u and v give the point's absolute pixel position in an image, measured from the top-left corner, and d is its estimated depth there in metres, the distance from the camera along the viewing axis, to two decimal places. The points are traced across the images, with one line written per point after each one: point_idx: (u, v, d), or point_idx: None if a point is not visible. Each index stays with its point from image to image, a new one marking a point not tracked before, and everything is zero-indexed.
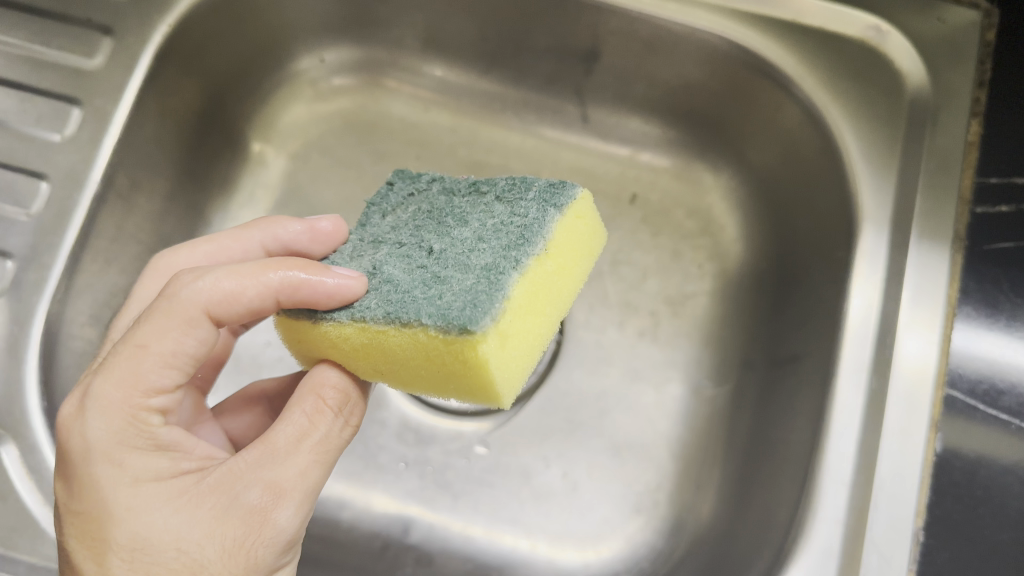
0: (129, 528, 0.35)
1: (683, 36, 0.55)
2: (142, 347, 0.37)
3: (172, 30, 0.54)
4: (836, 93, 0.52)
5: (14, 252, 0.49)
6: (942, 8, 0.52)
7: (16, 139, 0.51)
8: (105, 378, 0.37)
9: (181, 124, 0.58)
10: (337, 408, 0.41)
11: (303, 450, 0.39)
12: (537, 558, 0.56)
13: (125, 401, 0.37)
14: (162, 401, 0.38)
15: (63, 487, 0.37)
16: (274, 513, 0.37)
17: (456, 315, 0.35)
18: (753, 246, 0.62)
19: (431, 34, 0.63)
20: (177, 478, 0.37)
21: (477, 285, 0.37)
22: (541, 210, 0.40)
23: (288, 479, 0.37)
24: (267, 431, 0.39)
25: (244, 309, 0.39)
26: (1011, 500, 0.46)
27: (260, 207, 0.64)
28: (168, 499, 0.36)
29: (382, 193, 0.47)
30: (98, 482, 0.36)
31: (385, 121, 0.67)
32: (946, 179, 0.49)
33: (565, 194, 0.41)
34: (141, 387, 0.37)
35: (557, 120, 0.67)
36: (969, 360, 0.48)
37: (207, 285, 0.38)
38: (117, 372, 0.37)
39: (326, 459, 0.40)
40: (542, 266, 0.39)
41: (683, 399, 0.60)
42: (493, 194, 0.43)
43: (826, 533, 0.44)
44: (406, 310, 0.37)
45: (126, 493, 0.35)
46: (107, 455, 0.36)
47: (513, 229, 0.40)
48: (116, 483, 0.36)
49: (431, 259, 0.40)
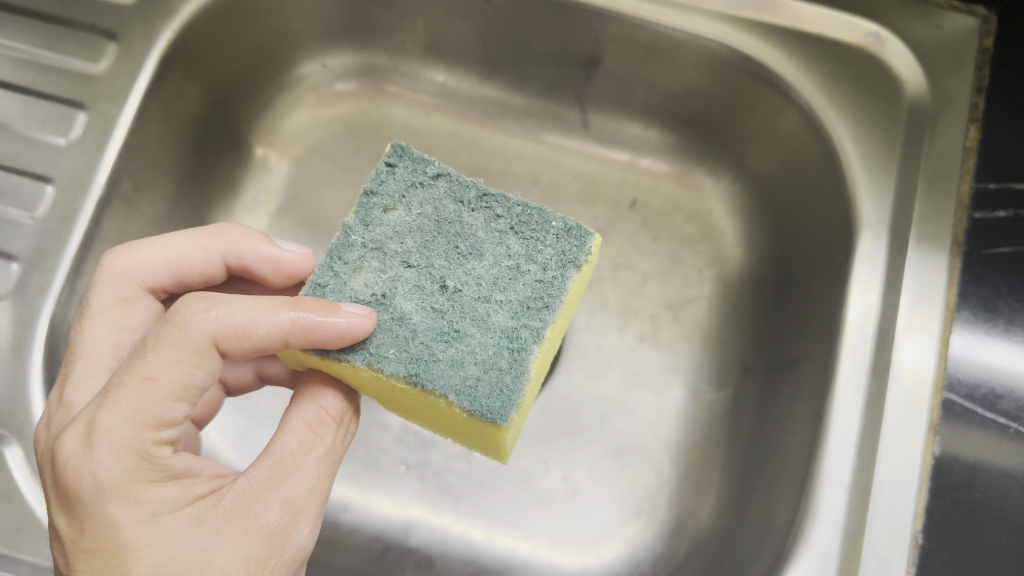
0: (151, 563, 0.34)
1: (683, 42, 0.56)
2: (151, 379, 0.35)
3: (177, 35, 0.54)
4: (835, 99, 0.52)
5: (19, 255, 0.49)
6: (940, 15, 0.52)
7: (22, 143, 0.52)
8: (110, 413, 0.35)
9: (184, 128, 0.58)
10: (339, 418, 0.41)
11: (312, 463, 0.39)
12: (538, 561, 0.56)
13: (135, 436, 0.35)
14: (170, 432, 0.36)
15: (65, 522, 0.35)
16: (294, 531, 0.37)
17: (482, 402, 0.39)
18: (753, 251, 0.62)
19: (433, 40, 0.64)
20: (193, 505, 0.36)
21: (499, 359, 0.40)
22: (560, 267, 0.42)
23: (302, 495, 0.38)
24: (271, 445, 0.39)
25: (251, 346, 0.37)
26: (1010, 504, 0.46)
27: (262, 211, 0.65)
28: (188, 527, 0.35)
29: (382, 177, 0.43)
30: (111, 521, 0.34)
31: (387, 126, 0.68)
32: (944, 184, 0.50)
33: (582, 249, 0.42)
34: (151, 420, 0.35)
35: (558, 125, 0.67)
36: (968, 364, 0.48)
37: (217, 317, 0.37)
38: (121, 405, 0.35)
39: (333, 471, 0.40)
40: (556, 323, 0.41)
41: (683, 403, 0.60)
42: (508, 222, 0.42)
43: (825, 536, 0.44)
44: (430, 378, 0.39)
45: (144, 528, 0.34)
46: (120, 491, 0.34)
47: (530, 284, 0.41)
48: (132, 519, 0.34)
49: (446, 300, 0.41)
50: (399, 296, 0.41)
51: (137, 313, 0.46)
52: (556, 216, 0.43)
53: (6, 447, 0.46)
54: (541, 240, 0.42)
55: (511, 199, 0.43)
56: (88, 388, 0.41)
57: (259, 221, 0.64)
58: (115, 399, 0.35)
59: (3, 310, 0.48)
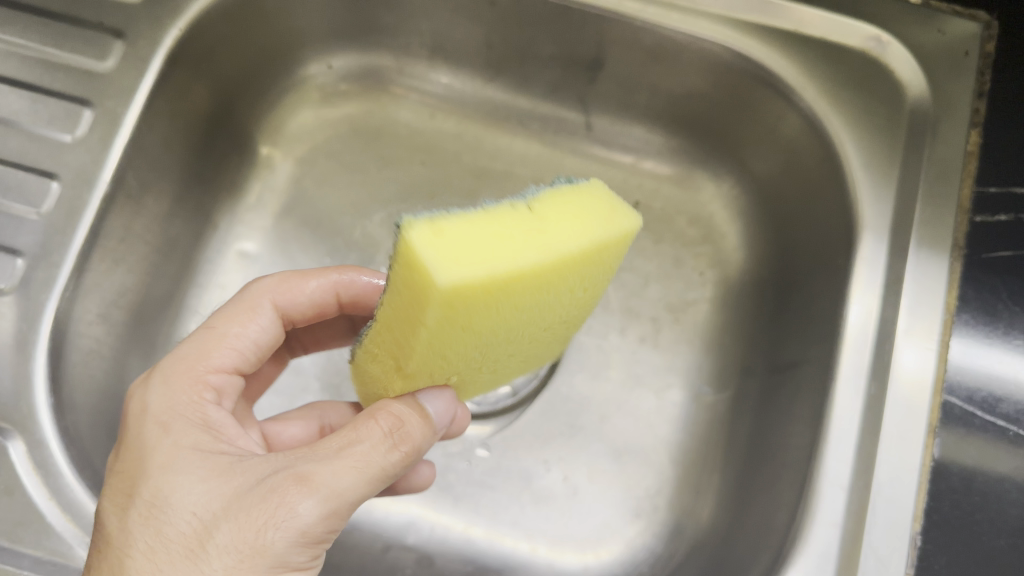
0: (156, 485, 0.37)
1: (686, 45, 0.56)
2: (211, 328, 0.46)
3: (183, 34, 0.54)
4: (837, 103, 0.53)
5: (25, 251, 0.50)
6: (942, 20, 0.53)
7: (29, 139, 0.52)
8: (171, 357, 0.44)
9: (189, 127, 0.59)
10: (392, 429, 0.39)
11: (343, 455, 0.37)
12: (537, 561, 0.56)
13: (191, 370, 0.43)
14: (217, 379, 0.44)
15: (114, 453, 0.40)
16: (295, 502, 0.35)
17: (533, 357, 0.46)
18: (754, 254, 0.63)
19: (438, 42, 0.64)
20: (215, 456, 0.38)
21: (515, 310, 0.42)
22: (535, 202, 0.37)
23: (318, 472, 0.36)
24: (319, 440, 0.39)
25: (307, 304, 0.50)
26: (1008, 506, 0.46)
27: (267, 210, 0.65)
28: (198, 466, 0.37)
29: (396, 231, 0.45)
30: (144, 442, 0.39)
31: (392, 127, 0.68)
32: (945, 189, 0.50)
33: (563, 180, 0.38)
34: (209, 363, 0.44)
35: (561, 128, 0.67)
36: (968, 369, 0.48)
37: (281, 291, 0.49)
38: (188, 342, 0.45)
39: (367, 472, 0.38)
40: (511, 215, 0.33)
41: (683, 405, 0.60)
42: None
43: (824, 536, 0.44)
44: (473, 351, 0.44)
45: (166, 452, 0.38)
46: (157, 418, 0.40)
47: None
48: (158, 443, 0.39)
49: None
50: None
51: (259, 322, 0.47)
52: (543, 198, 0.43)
53: (9, 440, 0.46)
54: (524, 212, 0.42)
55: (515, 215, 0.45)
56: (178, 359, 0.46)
57: (264, 220, 0.65)
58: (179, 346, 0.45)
59: (8, 305, 0.49)
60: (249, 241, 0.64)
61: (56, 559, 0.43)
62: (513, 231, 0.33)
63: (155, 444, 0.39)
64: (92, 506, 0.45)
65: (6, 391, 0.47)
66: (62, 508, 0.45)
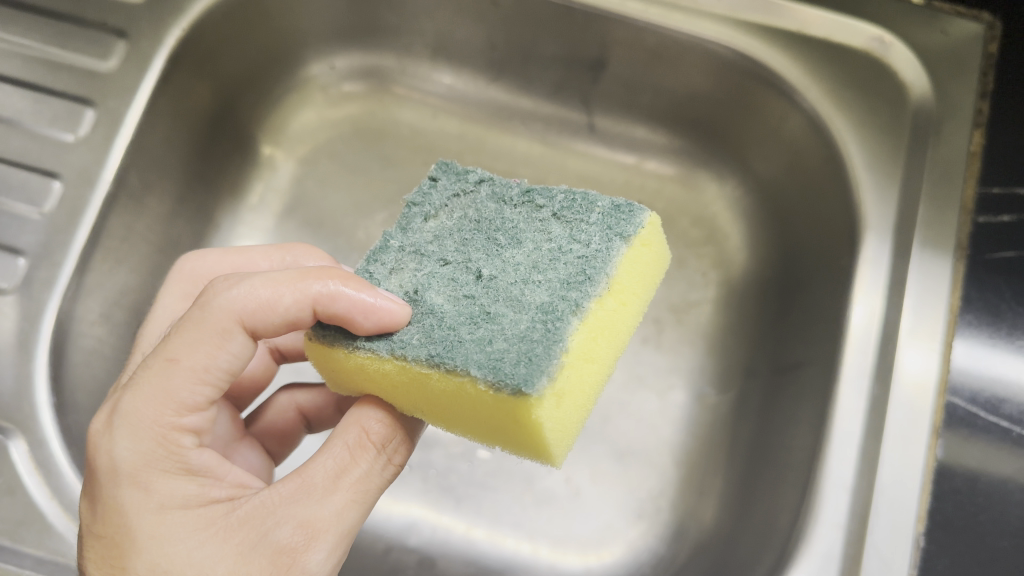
0: (151, 559, 0.34)
1: (689, 46, 0.56)
2: (172, 362, 0.36)
3: (185, 34, 0.54)
4: (840, 104, 0.53)
5: (27, 250, 0.50)
6: (946, 20, 0.53)
7: (31, 139, 0.52)
8: (137, 397, 0.36)
9: (192, 127, 0.59)
10: (382, 445, 0.38)
11: (342, 489, 0.36)
12: (539, 562, 0.56)
13: (156, 420, 0.35)
14: (193, 420, 0.36)
15: (88, 505, 0.36)
16: (305, 555, 0.35)
17: (510, 373, 0.33)
18: (756, 255, 0.62)
19: (441, 42, 0.64)
20: (204, 508, 0.35)
21: (532, 333, 0.34)
22: (604, 239, 0.37)
23: (323, 519, 0.36)
24: (307, 463, 0.37)
25: (280, 319, 0.36)
26: (1012, 507, 0.46)
27: (270, 210, 0.65)
28: (194, 530, 0.34)
29: (423, 189, 0.41)
30: (122, 505, 0.35)
31: (395, 127, 0.68)
32: (948, 190, 0.50)
33: (632, 223, 0.38)
34: (174, 405, 0.35)
35: (564, 128, 0.67)
36: (971, 370, 0.48)
37: (242, 293, 0.37)
38: (145, 389, 0.36)
39: (364, 501, 0.37)
40: (601, 304, 0.36)
41: (686, 406, 0.60)
42: (550, 209, 0.39)
43: (827, 537, 0.44)
44: (452, 356, 0.34)
45: (152, 520, 0.34)
46: (133, 479, 0.35)
47: (572, 258, 0.36)
48: (142, 509, 0.34)
49: (480, 287, 0.36)
50: (431, 291, 0.37)
51: (231, 350, 0.36)
52: (604, 197, 0.39)
53: (10, 439, 0.46)
54: (586, 220, 0.38)
55: (555, 190, 0.39)
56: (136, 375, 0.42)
57: (266, 220, 0.65)
58: (139, 382, 0.36)
59: (10, 304, 0.49)
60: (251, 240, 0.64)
61: (56, 558, 0.43)
62: (605, 326, 0.36)
63: (139, 511, 0.34)
64: None
65: (8, 390, 0.47)
66: (63, 508, 0.45)
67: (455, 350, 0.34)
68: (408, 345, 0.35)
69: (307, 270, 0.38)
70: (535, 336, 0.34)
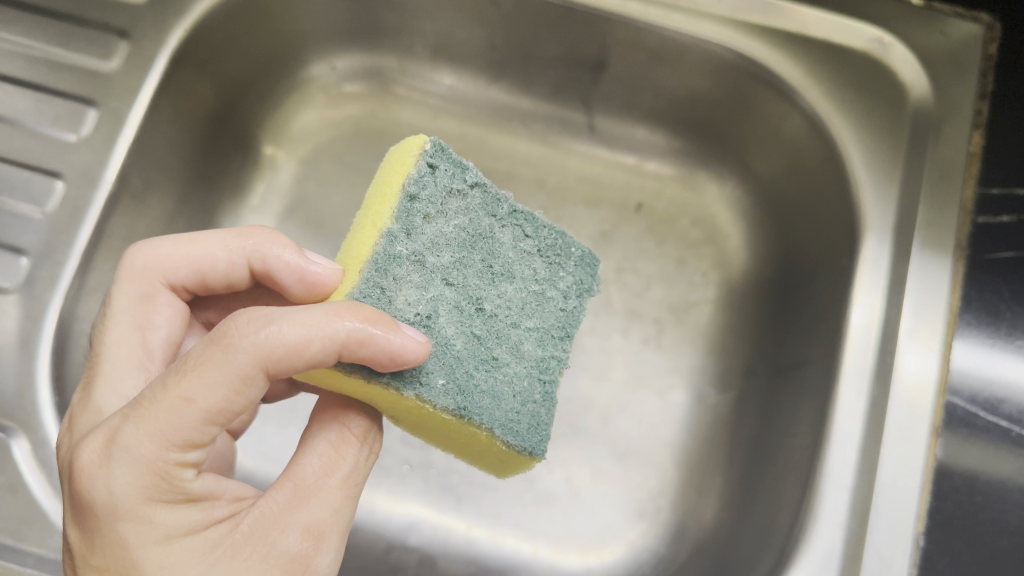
0: None
1: (689, 47, 0.56)
2: (187, 402, 0.33)
3: (187, 35, 0.55)
4: (840, 104, 0.53)
5: (29, 250, 0.50)
6: (945, 21, 0.53)
7: (34, 139, 0.52)
8: (136, 431, 0.33)
9: (193, 127, 0.59)
10: (363, 437, 0.40)
11: (336, 486, 0.37)
12: (539, 562, 0.56)
13: (157, 457, 0.33)
14: (196, 453, 0.34)
15: (80, 536, 0.34)
16: (316, 559, 0.35)
17: (528, 439, 0.40)
18: (756, 256, 0.63)
19: (442, 43, 0.64)
20: (209, 529, 0.34)
21: (534, 390, 0.40)
22: (579, 298, 0.43)
23: (326, 520, 0.36)
24: (291, 463, 0.37)
25: (305, 363, 0.34)
26: (1010, 507, 0.46)
27: (271, 211, 0.65)
28: (203, 554, 0.33)
29: (420, 177, 0.39)
30: (124, 540, 0.33)
31: (396, 128, 0.68)
32: (947, 190, 0.50)
33: (596, 280, 0.44)
34: (177, 441, 0.33)
35: (564, 129, 0.68)
36: (970, 370, 0.48)
37: (270, 336, 0.34)
38: (148, 421, 0.33)
39: (355, 494, 0.38)
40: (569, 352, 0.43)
41: (686, 406, 0.60)
42: (534, 245, 0.42)
43: (826, 537, 0.44)
44: (478, 411, 0.38)
45: (157, 552, 0.33)
46: (135, 512, 0.33)
47: (553, 309, 0.42)
48: (147, 542, 0.33)
49: (483, 325, 0.39)
50: (442, 319, 0.38)
51: (251, 395, 0.34)
52: (577, 243, 0.44)
53: (13, 438, 0.46)
54: (563, 267, 0.43)
55: (538, 220, 0.42)
56: (117, 392, 0.40)
57: (267, 220, 0.65)
58: (143, 413, 0.33)
59: (12, 304, 0.49)
60: None
61: (59, 557, 0.43)
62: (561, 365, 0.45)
63: (142, 543, 0.33)
64: None
65: (10, 389, 0.47)
66: (65, 507, 0.45)
67: (474, 401, 0.38)
68: (433, 390, 0.37)
69: (332, 305, 0.35)
70: (535, 395, 0.40)
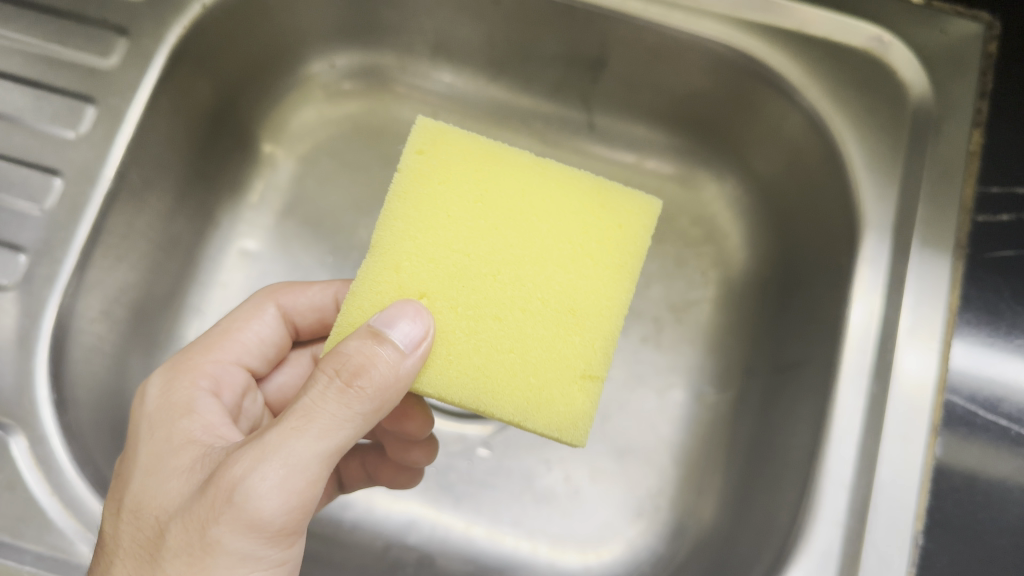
0: (132, 495, 0.39)
1: (689, 45, 0.56)
2: (233, 331, 0.51)
3: (186, 31, 0.54)
4: (841, 103, 0.53)
5: (28, 247, 0.50)
6: (945, 20, 0.53)
7: (32, 136, 0.52)
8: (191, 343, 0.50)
9: (192, 124, 0.59)
10: (342, 373, 0.36)
11: (287, 416, 0.36)
12: (538, 560, 0.56)
13: (184, 362, 0.47)
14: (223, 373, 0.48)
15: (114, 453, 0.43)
16: (245, 483, 0.35)
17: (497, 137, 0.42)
18: (756, 254, 0.63)
19: (441, 41, 0.64)
20: (182, 454, 0.39)
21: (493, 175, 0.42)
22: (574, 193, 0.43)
23: (268, 441, 0.36)
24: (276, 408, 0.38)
25: (308, 305, 0.54)
26: (1010, 506, 0.46)
27: (270, 208, 0.65)
28: (169, 468, 0.39)
29: None
30: (130, 448, 0.41)
31: (395, 126, 0.68)
32: (947, 189, 0.50)
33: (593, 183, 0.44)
34: (215, 353, 0.49)
35: (563, 128, 0.67)
36: (970, 369, 0.48)
37: (287, 303, 0.53)
38: (194, 342, 0.50)
39: (308, 428, 0.36)
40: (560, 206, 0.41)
41: (685, 404, 0.60)
42: None
43: (826, 535, 0.44)
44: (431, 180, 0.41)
45: (143, 462, 0.40)
46: (147, 425, 0.42)
47: None
48: (140, 452, 0.41)
49: None
50: None
51: (265, 322, 0.53)
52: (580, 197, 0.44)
53: (11, 435, 0.46)
54: None
55: None
56: None
57: (266, 219, 0.65)
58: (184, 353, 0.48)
59: (11, 301, 0.49)
60: (251, 239, 0.64)
61: (57, 554, 0.43)
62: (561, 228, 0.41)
63: (138, 450, 0.41)
64: (94, 501, 0.45)
65: (9, 387, 0.47)
66: (64, 505, 0.45)
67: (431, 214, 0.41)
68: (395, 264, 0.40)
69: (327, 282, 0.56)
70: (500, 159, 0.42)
